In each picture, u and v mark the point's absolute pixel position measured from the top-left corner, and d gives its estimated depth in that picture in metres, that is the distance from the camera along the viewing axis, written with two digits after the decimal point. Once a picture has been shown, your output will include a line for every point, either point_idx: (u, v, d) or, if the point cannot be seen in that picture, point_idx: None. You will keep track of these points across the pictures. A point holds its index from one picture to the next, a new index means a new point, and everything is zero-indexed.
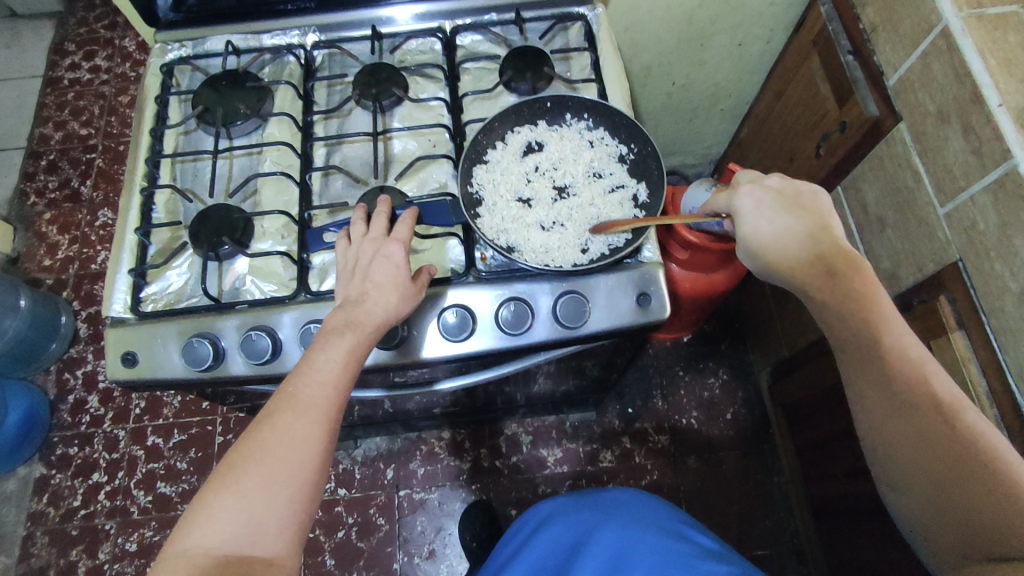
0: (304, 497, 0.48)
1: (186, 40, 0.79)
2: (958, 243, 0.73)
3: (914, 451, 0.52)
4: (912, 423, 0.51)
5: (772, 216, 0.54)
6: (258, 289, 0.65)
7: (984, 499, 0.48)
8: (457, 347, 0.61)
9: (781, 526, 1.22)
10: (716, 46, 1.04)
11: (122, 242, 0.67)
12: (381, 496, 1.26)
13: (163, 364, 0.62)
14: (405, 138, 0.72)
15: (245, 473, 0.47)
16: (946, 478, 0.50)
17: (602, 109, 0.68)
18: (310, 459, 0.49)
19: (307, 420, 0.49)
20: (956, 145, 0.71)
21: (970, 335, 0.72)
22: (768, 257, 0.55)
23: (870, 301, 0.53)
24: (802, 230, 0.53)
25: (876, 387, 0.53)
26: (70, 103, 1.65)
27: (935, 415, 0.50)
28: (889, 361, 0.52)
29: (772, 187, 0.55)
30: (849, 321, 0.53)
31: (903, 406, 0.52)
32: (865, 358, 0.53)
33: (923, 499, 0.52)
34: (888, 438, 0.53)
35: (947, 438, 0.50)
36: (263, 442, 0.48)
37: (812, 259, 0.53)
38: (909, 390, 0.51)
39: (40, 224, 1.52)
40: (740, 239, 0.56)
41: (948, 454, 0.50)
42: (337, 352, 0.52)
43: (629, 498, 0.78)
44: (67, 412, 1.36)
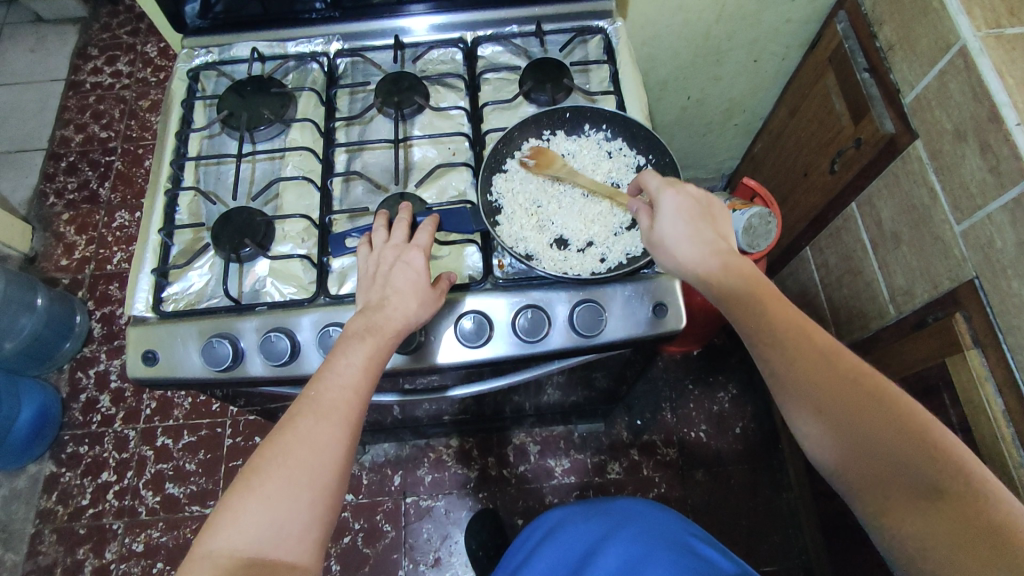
0: (327, 499, 0.48)
1: (213, 46, 0.80)
2: (974, 260, 0.73)
3: (831, 413, 0.50)
4: (818, 381, 0.50)
5: (689, 218, 0.57)
6: (278, 291, 0.66)
7: (908, 443, 0.48)
8: (471, 353, 0.62)
9: (789, 542, 1.21)
10: (731, 61, 1.04)
11: (145, 242, 0.68)
12: (388, 502, 1.26)
13: (182, 363, 0.62)
14: (425, 145, 0.73)
15: (268, 475, 0.47)
16: (863, 430, 0.49)
17: (621, 121, 0.69)
18: (332, 461, 0.49)
19: (329, 422, 0.50)
20: (974, 164, 0.71)
21: (986, 353, 0.72)
22: (679, 251, 0.57)
23: (757, 280, 0.55)
24: (710, 235, 0.57)
25: (775, 357, 0.52)
26: (92, 106, 1.68)
27: (828, 368, 0.51)
28: (781, 324, 0.53)
29: (693, 196, 0.58)
30: (742, 297, 0.54)
31: (808, 365, 0.51)
32: (759, 331, 0.53)
33: (850, 466, 0.49)
34: (798, 403, 0.51)
35: (853, 389, 0.50)
36: (286, 444, 0.49)
37: (709, 251, 0.56)
38: (804, 350, 0.52)
39: (58, 224, 1.54)
40: (661, 237, 0.57)
41: (856, 401, 0.49)
42: (358, 357, 0.53)
43: (642, 508, 0.77)
44: (79, 411, 1.37)
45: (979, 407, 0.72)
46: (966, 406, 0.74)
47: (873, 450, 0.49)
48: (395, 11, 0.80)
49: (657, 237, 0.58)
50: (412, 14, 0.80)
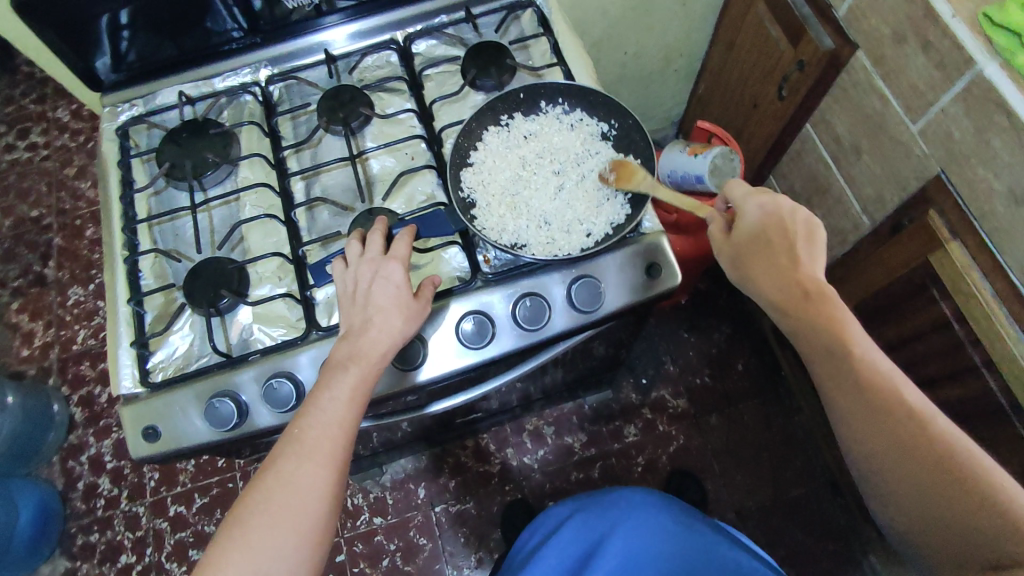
0: (313, 539, 0.50)
1: (136, 98, 0.76)
2: (937, 156, 0.74)
3: (902, 470, 0.53)
4: (895, 434, 0.53)
5: (769, 234, 0.59)
6: (267, 336, 0.63)
7: (982, 518, 0.50)
8: (449, 362, 0.61)
9: (812, 463, 1.25)
10: (660, 8, 1.04)
11: (116, 317, 0.64)
12: (418, 517, 1.25)
13: (186, 431, 0.60)
14: (382, 155, 0.70)
15: (250, 524, 0.49)
16: (933, 495, 0.52)
17: (577, 91, 0.66)
18: (317, 500, 0.50)
19: (312, 463, 0.51)
20: (918, 62, 0.73)
21: (966, 242, 0.74)
22: (747, 267, 0.60)
23: (838, 321, 0.56)
24: (790, 258, 0.58)
25: (852, 406, 0.54)
26: (15, 186, 1.60)
27: (908, 424, 0.53)
28: (863, 372, 0.54)
29: (782, 210, 0.59)
30: (822, 341, 0.55)
31: (885, 424, 0.53)
32: (839, 373, 0.55)
33: (916, 522, 0.54)
34: (870, 457, 0.55)
35: (926, 447, 0.52)
36: (269, 489, 0.50)
37: (788, 280, 0.57)
38: (887, 404, 0.53)
39: (10, 314, 1.47)
40: (736, 248, 0.61)
41: (932, 466, 0.52)
42: (342, 390, 0.53)
43: (634, 499, 0.79)
44: (80, 499, 1.32)
45: (969, 295, 0.74)
46: (956, 298, 0.76)
47: (945, 515, 0.52)
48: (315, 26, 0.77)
49: (738, 254, 0.60)
50: (328, 26, 0.77)
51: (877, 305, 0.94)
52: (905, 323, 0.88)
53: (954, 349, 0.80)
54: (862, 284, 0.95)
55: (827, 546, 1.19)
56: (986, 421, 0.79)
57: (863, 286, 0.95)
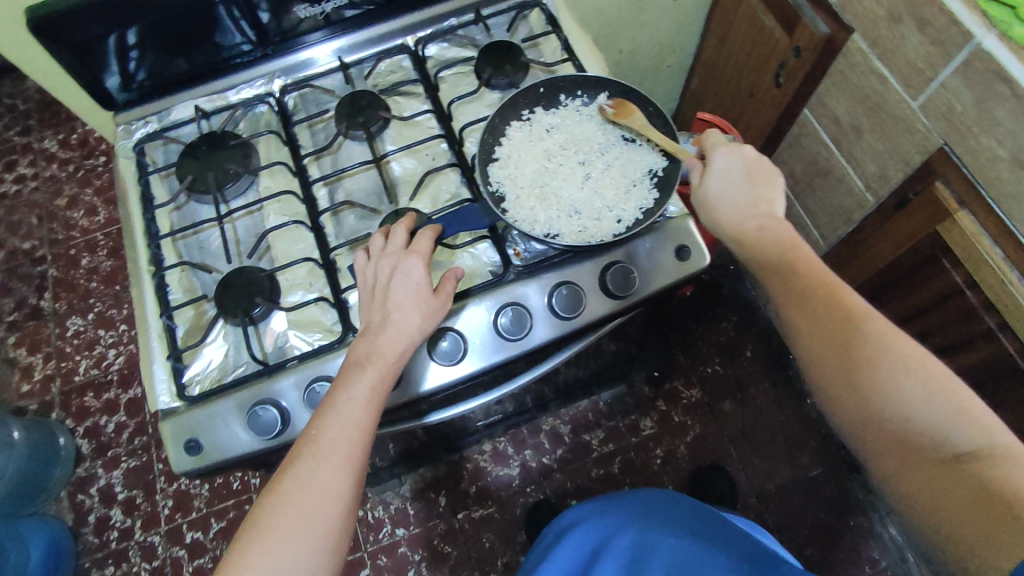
0: (330, 540, 0.51)
1: (150, 115, 0.76)
2: (939, 129, 0.77)
3: (849, 374, 0.53)
4: (838, 337, 0.53)
5: (736, 180, 0.61)
6: (304, 342, 0.63)
7: (930, 411, 0.50)
8: (452, 371, 0.61)
9: (827, 442, 1.26)
10: (654, 5, 1.07)
11: (148, 333, 0.63)
12: (441, 525, 1.24)
13: (228, 442, 0.59)
14: (403, 158, 0.71)
15: (267, 526, 0.50)
16: (880, 392, 0.51)
17: (596, 81, 0.67)
18: (333, 504, 0.51)
19: (329, 466, 0.52)
20: (915, 40, 0.76)
21: (973, 210, 0.76)
22: (714, 211, 0.61)
23: (789, 244, 0.58)
24: (755, 198, 0.60)
25: (799, 313, 0.56)
26: (5, 219, 1.57)
27: (850, 325, 0.53)
28: (807, 281, 0.56)
29: (746, 156, 0.61)
30: (771, 261, 0.58)
31: (828, 328, 0.54)
32: (787, 285, 0.57)
33: (865, 427, 0.53)
34: (818, 364, 0.55)
35: (867, 345, 0.53)
36: (286, 492, 0.51)
37: (751, 217, 0.59)
38: (830, 310, 0.54)
39: (8, 350, 1.44)
40: (703, 193, 0.62)
41: (874, 364, 0.52)
42: (360, 391, 0.54)
43: (647, 501, 0.83)
44: (92, 533, 1.28)
45: (980, 262, 0.76)
46: (968, 265, 0.78)
47: (895, 414, 0.51)
48: (284, 50, 0.77)
49: (708, 197, 0.61)
50: (310, 44, 0.77)
51: (887, 279, 0.96)
52: (917, 294, 0.90)
53: (967, 314, 0.82)
54: (871, 260, 0.97)
55: (849, 522, 1.20)
56: (1004, 382, 0.81)
57: (871, 262, 0.97)
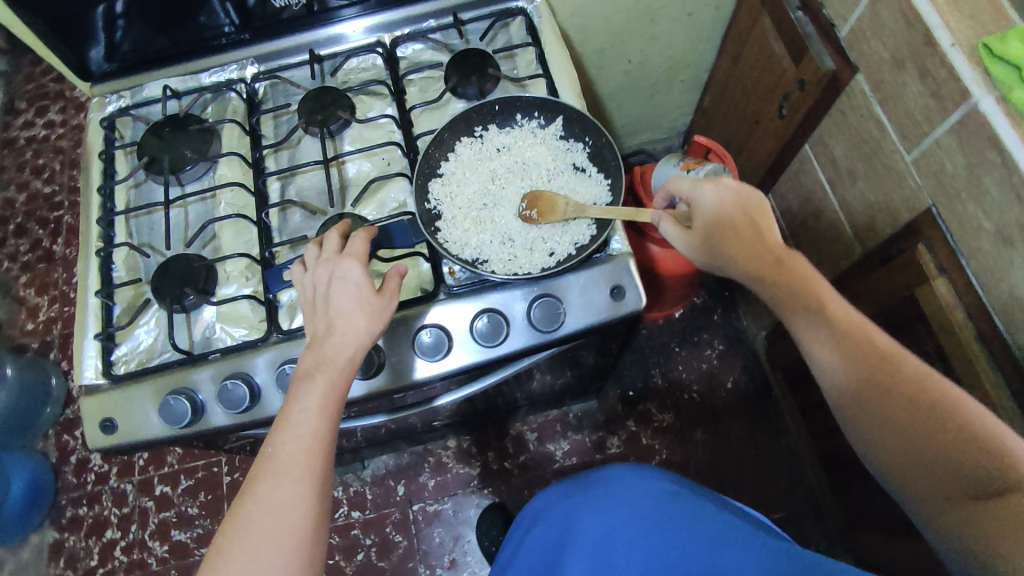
0: (303, 556, 0.50)
1: (124, 90, 0.77)
2: (929, 189, 0.72)
3: (886, 412, 0.54)
4: (876, 377, 0.55)
5: (729, 215, 0.61)
6: (229, 335, 0.64)
7: (968, 451, 0.51)
8: (437, 366, 0.61)
9: (795, 485, 1.23)
10: (665, 18, 1.02)
11: (85, 307, 0.65)
12: (396, 513, 1.26)
13: (141, 425, 0.60)
14: (358, 159, 0.70)
15: (233, 551, 0.48)
16: (916, 427, 0.53)
17: (551, 105, 0.65)
18: (299, 519, 0.50)
19: (291, 480, 0.50)
20: (916, 90, 0.70)
21: (952, 279, 0.71)
22: (716, 248, 0.61)
23: (809, 281, 0.59)
24: (754, 232, 0.60)
25: (829, 353, 0.57)
26: (30, 161, 1.63)
27: (885, 364, 0.55)
28: (838, 322, 0.57)
29: (732, 189, 0.62)
30: (796, 296, 0.58)
31: (864, 364, 0.55)
32: (816, 327, 0.57)
33: (903, 464, 0.54)
34: (854, 404, 0.56)
35: (903, 384, 0.54)
36: (250, 512, 0.49)
37: (756, 250, 0.60)
38: (861, 349, 0.56)
39: (18, 288, 1.51)
40: (701, 232, 0.62)
41: (912, 398, 0.53)
42: (312, 401, 0.53)
43: (619, 476, 0.76)
44: (72, 473, 1.35)
45: (950, 334, 0.72)
46: (941, 335, 0.73)
47: (934, 452, 0.52)
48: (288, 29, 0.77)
49: (710, 237, 0.61)
50: (348, 18, 0.77)
51: None
52: None
53: None
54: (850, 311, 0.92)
55: None
56: None
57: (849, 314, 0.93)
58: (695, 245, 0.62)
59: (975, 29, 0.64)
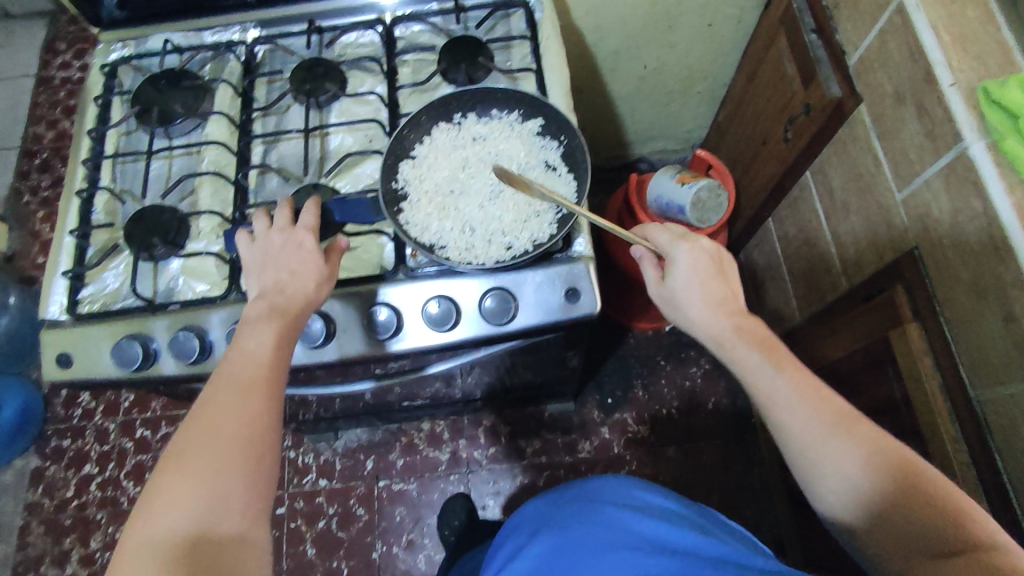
0: (261, 464, 0.49)
1: (129, 40, 0.79)
2: (914, 230, 0.70)
3: (849, 475, 0.51)
4: (836, 440, 0.52)
5: (701, 275, 0.59)
6: (191, 289, 0.65)
7: (934, 515, 0.48)
8: (389, 345, 0.62)
9: (761, 516, 1.21)
10: (683, 27, 1.01)
11: (60, 244, 0.67)
12: (361, 487, 1.28)
13: (95, 364, 0.62)
14: (342, 133, 0.71)
15: (190, 456, 0.48)
16: (876, 491, 0.50)
17: (531, 101, 0.65)
18: (256, 430, 0.50)
19: (248, 394, 0.51)
20: (912, 128, 0.68)
21: (925, 327, 0.69)
22: (686, 308, 0.59)
23: (767, 340, 0.57)
24: (724, 293, 0.59)
25: (788, 416, 0.53)
26: (63, 101, 1.68)
27: (843, 424, 0.52)
28: (795, 383, 0.54)
29: (707, 249, 0.60)
30: (753, 358, 0.56)
31: (822, 422, 0.52)
32: (769, 390, 0.55)
33: (870, 526, 0.51)
34: (815, 467, 0.52)
35: (863, 446, 0.51)
36: (209, 420, 0.49)
37: (721, 314, 0.58)
38: (819, 408, 0.53)
39: (35, 222, 1.56)
40: (671, 290, 0.60)
41: (872, 460, 0.51)
42: (265, 337, 0.53)
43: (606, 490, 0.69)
44: (60, 405, 1.39)
45: (917, 381, 0.69)
46: (907, 381, 0.71)
47: (899, 516, 0.49)
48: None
49: (676, 289, 0.60)
50: None
51: (835, 373, 0.90)
52: (860, 395, 0.84)
53: (897, 432, 0.76)
54: (829, 345, 0.90)
55: None
56: None
57: (827, 350, 0.91)
58: (656, 292, 0.62)
59: (979, 71, 0.62)
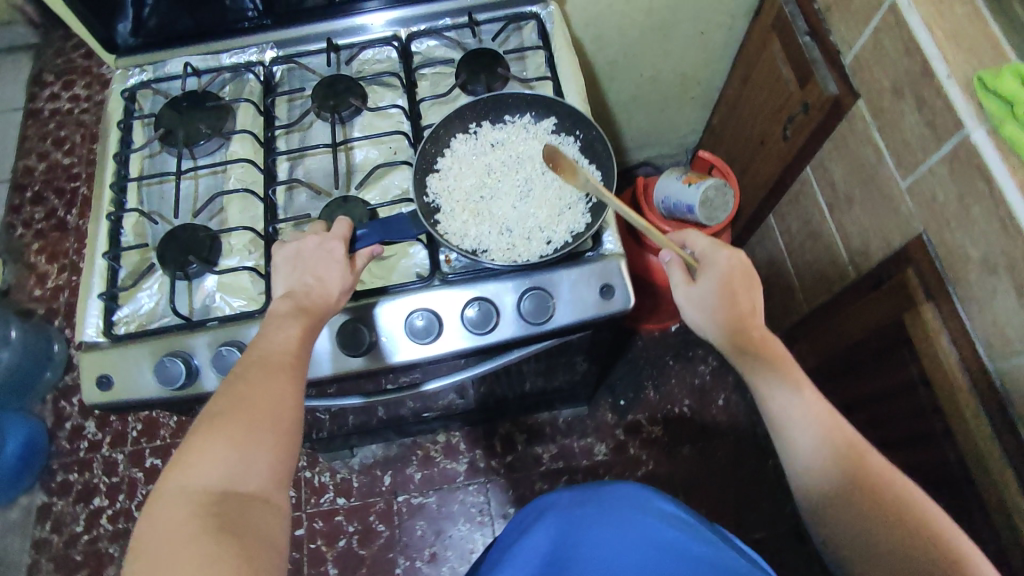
0: (290, 435, 0.50)
1: (146, 65, 0.79)
2: (921, 216, 0.73)
3: (828, 476, 0.55)
4: (822, 442, 0.55)
5: (732, 281, 0.62)
6: (228, 305, 0.66)
7: (899, 528, 0.51)
8: (423, 349, 0.63)
9: (779, 508, 1.23)
10: (677, 35, 1.05)
11: (92, 267, 0.67)
12: (380, 503, 1.27)
13: (136, 383, 0.62)
14: (366, 146, 0.73)
15: (228, 418, 0.48)
16: (849, 496, 0.54)
17: (544, 102, 0.69)
18: (286, 403, 0.51)
19: (281, 374, 0.52)
20: (912, 119, 0.72)
21: (939, 306, 0.72)
22: (705, 309, 0.62)
23: (774, 348, 0.60)
24: (747, 304, 0.61)
25: (780, 411, 0.58)
26: (52, 132, 1.66)
27: (833, 431, 0.56)
28: (795, 387, 0.58)
29: (741, 261, 0.63)
30: (757, 358, 0.60)
31: (810, 426, 0.56)
32: (767, 388, 0.59)
33: (833, 526, 0.54)
34: (798, 459, 0.57)
35: (844, 455, 0.55)
36: (242, 389, 0.51)
37: (739, 316, 0.61)
38: (811, 413, 0.57)
39: (29, 255, 1.53)
40: (698, 290, 0.63)
41: (849, 468, 0.54)
42: (294, 329, 0.55)
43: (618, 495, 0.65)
44: (65, 438, 1.37)
45: (935, 359, 0.73)
46: (924, 360, 0.75)
47: (863, 522, 0.52)
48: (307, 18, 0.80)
49: (703, 296, 0.63)
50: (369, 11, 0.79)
51: (853, 358, 0.93)
52: (877, 379, 0.88)
53: (918, 410, 0.80)
54: (840, 334, 0.94)
55: None
56: (948, 489, 0.78)
57: (842, 336, 0.94)
58: (681, 293, 0.65)
59: (972, 63, 0.66)
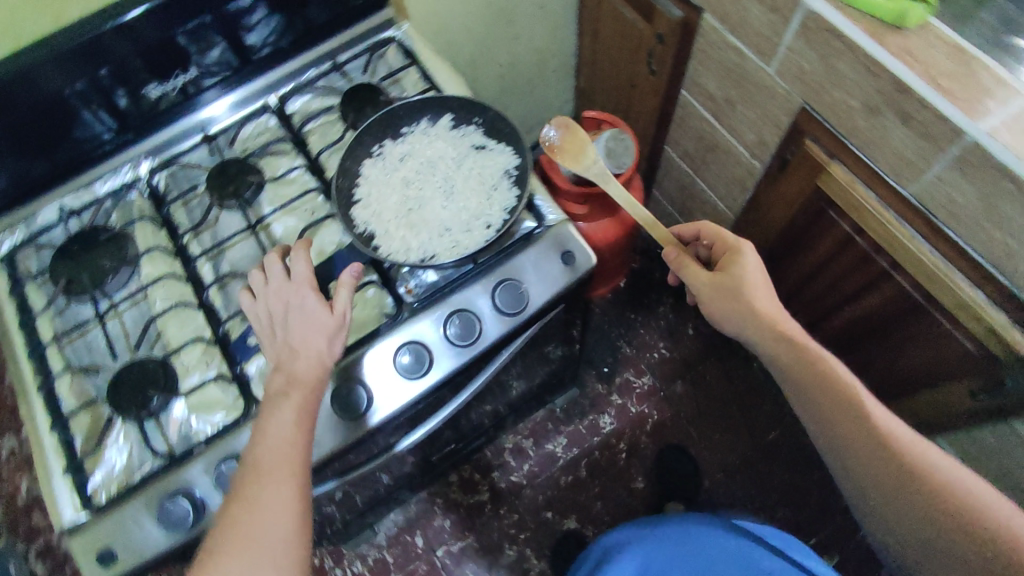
0: (297, 541, 0.51)
1: (14, 225, 0.73)
2: (797, 91, 0.80)
3: (863, 452, 0.66)
4: (862, 415, 0.66)
5: (752, 274, 0.74)
6: (207, 424, 0.61)
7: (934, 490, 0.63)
8: (420, 385, 0.61)
9: (777, 403, 1.35)
10: (519, 16, 1.08)
11: (42, 448, 0.61)
12: (422, 565, 1.27)
13: (144, 543, 0.57)
14: (281, 217, 0.70)
15: (234, 539, 0.50)
16: (890, 463, 0.65)
17: (432, 103, 0.71)
18: (288, 511, 0.51)
19: (275, 481, 0.52)
20: (756, 11, 0.78)
21: (843, 160, 0.80)
22: (730, 301, 0.74)
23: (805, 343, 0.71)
24: (771, 303, 0.73)
25: (814, 395, 0.68)
26: None
27: (871, 410, 0.66)
28: (828, 374, 0.68)
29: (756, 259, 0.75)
30: (791, 352, 0.70)
31: (847, 405, 0.67)
32: (799, 378, 0.69)
33: (871, 494, 0.66)
34: (836, 432, 0.67)
35: (883, 428, 0.66)
36: (245, 507, 0.51)
37: (763, 324, 0.72)
38: (846, 395, 0.67)
39: None
40: (723, 283, 0.75)
41: (888, 439, 0.65)
42: (287, 414, 0.54)
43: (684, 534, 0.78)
44: None
45: (858, 207, 0.81)
46: (851, 213, 0.83)
47: (902, 481, 0.64)
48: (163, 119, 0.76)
49: (722, 286, 0.74)
50: (207, 103, 0.77)
51: (788, 237, 1.02)
52: (819, 247, 0.96)
53: (862, 259, 0.88)
54: (767, 226, 1.05)
55: (808, 474, 1.29)
56: (909, 317, 0.87)
57: (769, 225, 1.04)
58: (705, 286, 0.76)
59: None
